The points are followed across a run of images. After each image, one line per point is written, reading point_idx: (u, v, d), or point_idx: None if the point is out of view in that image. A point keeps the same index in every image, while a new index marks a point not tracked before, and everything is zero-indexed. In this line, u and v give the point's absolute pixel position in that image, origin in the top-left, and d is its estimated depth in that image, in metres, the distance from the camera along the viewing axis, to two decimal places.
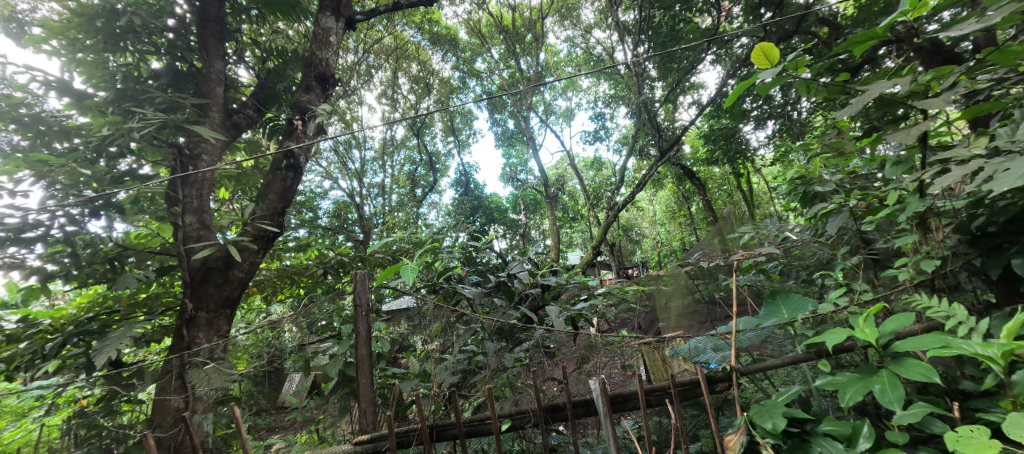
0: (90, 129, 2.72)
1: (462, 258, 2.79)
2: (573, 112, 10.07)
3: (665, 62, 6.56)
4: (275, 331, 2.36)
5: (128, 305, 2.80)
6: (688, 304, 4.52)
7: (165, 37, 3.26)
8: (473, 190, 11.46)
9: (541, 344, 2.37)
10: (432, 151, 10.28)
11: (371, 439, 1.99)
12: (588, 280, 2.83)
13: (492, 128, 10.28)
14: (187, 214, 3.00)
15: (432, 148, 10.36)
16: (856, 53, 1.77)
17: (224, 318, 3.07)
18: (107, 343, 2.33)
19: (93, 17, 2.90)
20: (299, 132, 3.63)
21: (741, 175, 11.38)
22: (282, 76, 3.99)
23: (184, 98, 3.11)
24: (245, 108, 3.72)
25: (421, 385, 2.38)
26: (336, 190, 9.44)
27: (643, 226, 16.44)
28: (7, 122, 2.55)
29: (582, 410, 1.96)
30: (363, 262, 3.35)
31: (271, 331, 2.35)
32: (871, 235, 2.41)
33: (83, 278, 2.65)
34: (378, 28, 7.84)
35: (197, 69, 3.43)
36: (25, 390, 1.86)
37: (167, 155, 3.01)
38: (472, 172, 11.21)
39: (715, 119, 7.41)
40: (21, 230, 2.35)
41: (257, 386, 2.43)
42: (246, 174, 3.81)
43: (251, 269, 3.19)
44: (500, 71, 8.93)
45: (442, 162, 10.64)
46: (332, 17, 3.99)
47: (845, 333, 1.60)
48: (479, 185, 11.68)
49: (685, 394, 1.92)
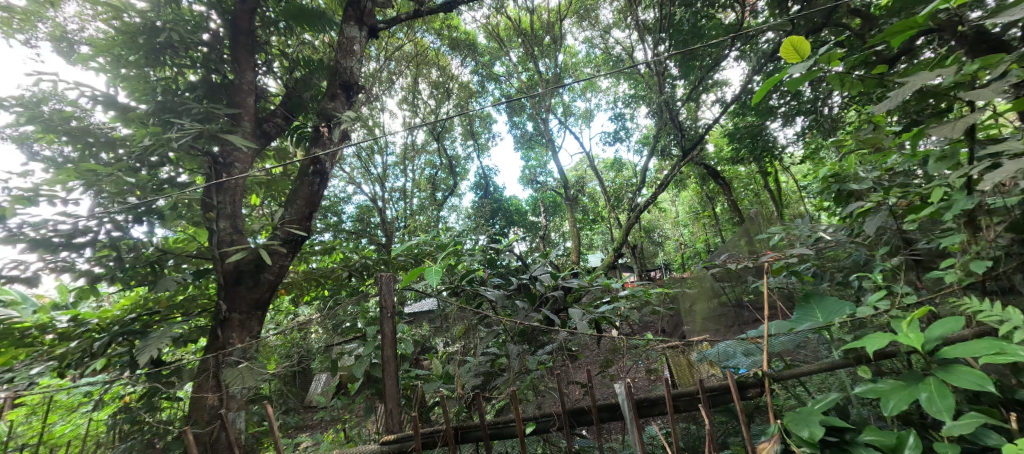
0: (133, 140, 2.87)
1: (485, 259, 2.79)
2: (592, 113, 9.99)
3: (687, 60, 6.43)
4: (301, 332, 2.45)
5: (167, 306, 2.91)
6: (714, 307, 4.38)
7: (200, 51, 3.40)
8: (492, 193, 11.49)
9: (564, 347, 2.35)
10: (451, 155, 10.38)
11: (398, 440, 2.00)
12: (611, 282, 2.78)
13: (511, 130, 10.29)
14: (221, 219, 3.11)
15: (451, 152, 10.45)
16: (894, 44, 1.68)
17: (255, 320, 3.17)
18: (149, 343, 2.43)
19: (135, 35, 3.06)
20: (325, 138, 3.72)
21: (768, 174, 11.05)
22: (309, 85, 4.10)
23: (218, 108, 3.23)
24: (273, 117, 3.84)
25: (445, 387, 2.37)
26: (359, 195, 9.63)
27: (665, 227, 16.15)
28: (59, 135, 2.71)
29: (609, 415, 1.92)
30: (387, 265, 3.40)
31: (298, 333, 2.45)
32: (913, 235, 2.30)
33: (126, 281, 2.77)
34: (398, 35, 7.99)
35: (230, 80, 3.54)
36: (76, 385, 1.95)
37: (202, 163, 3.13)
38: (491, 174, 11.26)
39: (741, 117, 7.22)
40: (73, 235, 2.48)
41: (287, 386, 2.52)
42: (275, 180, 3.92)
43: (280, 272, 3.28)
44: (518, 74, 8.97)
45: (461, 165, 10.73)
46: (356, 26, 4.08)
47: (887, 338, 1.52)
48: (498, 188, 11.71)
49: (714, 399, 1.87)
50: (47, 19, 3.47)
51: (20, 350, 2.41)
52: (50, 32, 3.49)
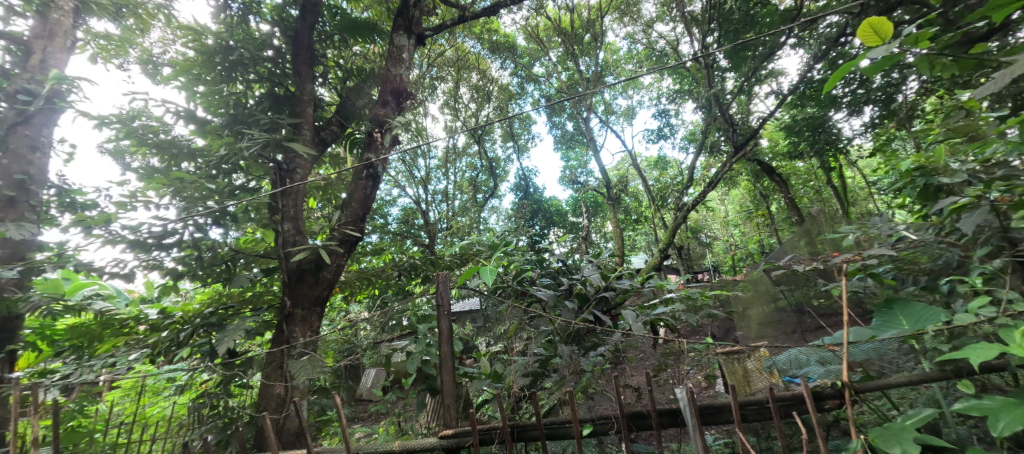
0: (210, 150, 3.13)
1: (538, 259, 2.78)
2: (634, 111, 9.73)
3: (738, 51, 6.09)
4: (351, 329, 2.52)
5: (239, 300, 3.15)
6: (771, 312, 4.17)
7: (266, 67, 3.65)
8: (533, 194, 11.45)
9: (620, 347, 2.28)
10: (492, 157, 10.47)
11: (455, 435, 2.03)
12: (665, 283, 2.67)
13: (551, 131, 10.23)
14: (285, 221, 3.31)
15: (492, 154, 10.55)
16: (999, 17, 1.47)
17: (315, 315, 3.34)
18: (225, 334, 2.62)
19: (212, 54, 3.34)
20: (378, 144, 3.86)
21: (830, 170, 10.25)
22: (362, 93, 4.29)
23: (282, 119, 3.45)
24: (330, 125, 4.04)
25: (493, 386, 2.36)
26: (404, 198, 9.93)
27: (714, 228, 15.41)
28: (149, 148, 3.01)
29: (670, 420, 1.84)
30: (434, 265, 3.45)
31: (348, 330, 2.52)
32: (1020, 234, 2.03)
33: (204, 278, 3.01)
34: (440, 42, 8.20)
35: (292, 92, 3.76)
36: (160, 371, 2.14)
37: (268, 170, 3.35)
38: (531, 175, 11.25)
39: (799, 109, 6.76)
40: (163, 236, 2.74)
41: (342, 378, 2.63)
42: (331, 184, 4.12)
43: (337, 271, 3.46)
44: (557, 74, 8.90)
45: (502, 167, 10.80)
46: (405, 35, 4.22)
47: (996, 349, 1.35)
48: (539, 189, 11.66)
49: (787, 410, 1.73)
50: (136, 45, 3.88)
51: (119, 339, 2.70)
52: (139, 56, 3.89)
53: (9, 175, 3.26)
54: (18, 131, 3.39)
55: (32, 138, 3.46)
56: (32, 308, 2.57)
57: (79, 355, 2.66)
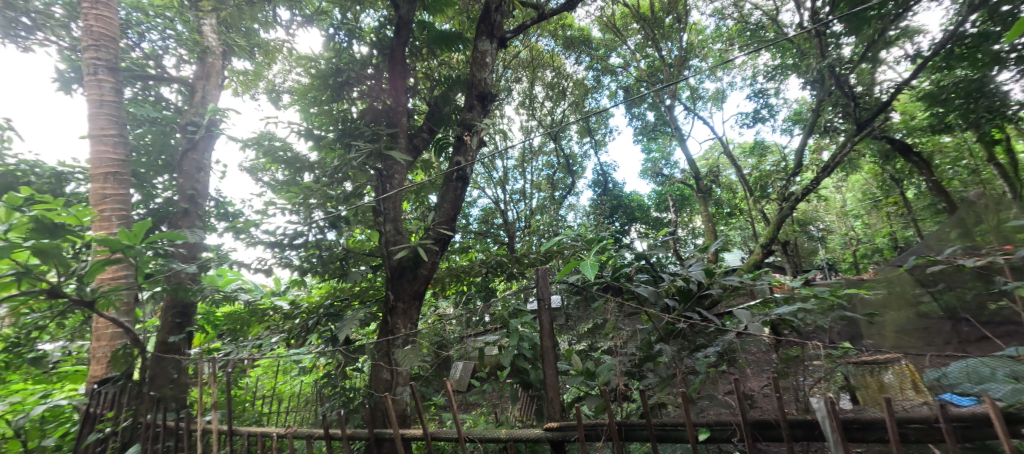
0: (324, 162, 3.55)
1: (635, 253, 2.58)
2: (724, 94, 8.96)
3: (857, 15, 5.29)
4: (441, 323, 2.68)
5: (351, 294, 3.51)
6: (911, 320, 3.58)
7: (367, 84, 4.02)
8: (613, 189, 11.03)
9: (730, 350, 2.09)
10: (568, 154, 10.35)
11: (560, 428, 2.07)
12: (782, 279, 2.29)
13: (631, 123, 9.82)
14: (387, 223, 3.59)
15: (569, 151, 10.44)
16: None
17: (415, 309, 3.53)
18: (343, 323, 2.93)
19: (327, 78, 3.81)
20: (468, 147, 4.04)
21: (989, 145, 8.41)
22: (449, 100, 4.53)
23: (381, 130, 3.76)
24: (421, 132, 4.32)
25: (585, 383, 2.29)
26: (483, 198, 10.23)
27: (827, 220, 13.56)
28: (281, 164, 3.53)
29: (804, 432, 1.62)
30: (519, 263, 3.37)
31: (440, 323, 2.68)
32: None
33: (323, 274, 3.40)
34: (516, 44, 8.33)
35: (388, 105, 4.09)
36: (290, 351, 2.53)
37: (371, 177, 3.68)
38: (610, 170, 10.91)
39: (944, 73, 5.74)
40: (294, 237, 3.17)
41: (439, 368, 2.73)
42: (423, 187, 4.41)
43: (433, 267, 3.62)
44: (636, 62, 8.61)
45: (579, 163, 10.61)
46: (487, 40, 4.37)
47: None
48: (618, 184, 11.23)
49: (965, 434, 1.30)
50: (266, 79, 4.58)
51: (262, 324, 3.20)
52: (269, 88, 4.57)
53: (185, 193, 4.04)
54: (189, 156, 4.16)
55: (198, 162, 4.21)
56: (201, 298, 3.20)
57: (236, 337, 3.27)
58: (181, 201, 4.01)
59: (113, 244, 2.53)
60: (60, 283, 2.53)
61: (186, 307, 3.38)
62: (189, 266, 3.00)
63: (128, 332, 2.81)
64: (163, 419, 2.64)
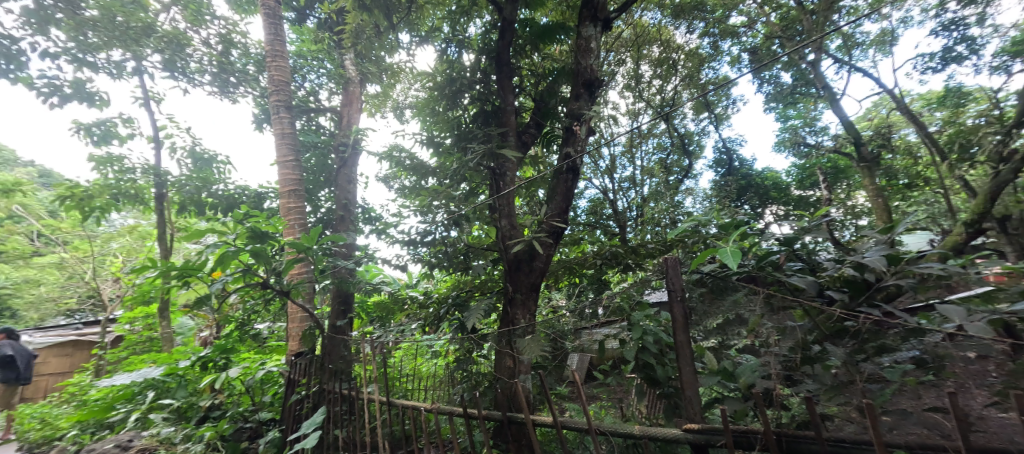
0: (442, 167, 3.86)
1: (779, 238, 1.92)
2: (894, 34, 7.38)
3: None
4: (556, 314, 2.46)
5: (473, 286, 3.67)
6: None
7: (476, 89, 4.26)
8: (739, 167, 9.89)
9: (935, 356, 1.36)
10: (683, 132, 9.58)
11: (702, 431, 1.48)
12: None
13: (761, 89, 8.71)
14: (503, 219, 3.68)
15: (683, 130, 9.67)
16: None
17: (532, 299, 3.53)
18: (470, 311, 3.14)
19: (443, 90, 4.17)
20: (577, 137, 4.01)
21: None
22: (554, 92, 4.56)
23: (491, 129, 3.94)
24: (530, 127, 4.42)
25: (724, 386, 1.70)
26: (592, 189, 10.04)
27: None
28: (409, 171, 3.95)
29: None
30: (636, 253, 3.03)
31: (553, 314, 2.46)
32: None
33: (448, 269, 3.67)
34: (618, 24, 8.07)
35: (497, 106, 4.26)
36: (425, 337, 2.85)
37: (485, 176, 3.84)
38: (735, 146, 9.79)
39: None
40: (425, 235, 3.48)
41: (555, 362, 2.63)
42: (534, 181, 4.48)
43: (548, 259, 3.54)
44: (765, 17, 7.88)
45: (696, 141, 9.79)
46: (592, 24, 4.29)
47: None
48: (746, 161, 10.01)
49: None
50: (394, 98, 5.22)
51: (402, 312, 3.66)
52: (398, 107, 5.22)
53: (341, 202, 4.85)
54: (342, 171, 4.98)
55: (349, 176, 5.01)
56: (357, 289, 3.87)
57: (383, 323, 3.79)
58: (339, 209, 4.82)
59: (301, 246, 3.28)
60: (268, 276, 3.32)
61: (347, 296, 4.21)
62: (349, 263, 3.67)
63: (312, 315, 3.55)
64: (337, 388, 3.19)
